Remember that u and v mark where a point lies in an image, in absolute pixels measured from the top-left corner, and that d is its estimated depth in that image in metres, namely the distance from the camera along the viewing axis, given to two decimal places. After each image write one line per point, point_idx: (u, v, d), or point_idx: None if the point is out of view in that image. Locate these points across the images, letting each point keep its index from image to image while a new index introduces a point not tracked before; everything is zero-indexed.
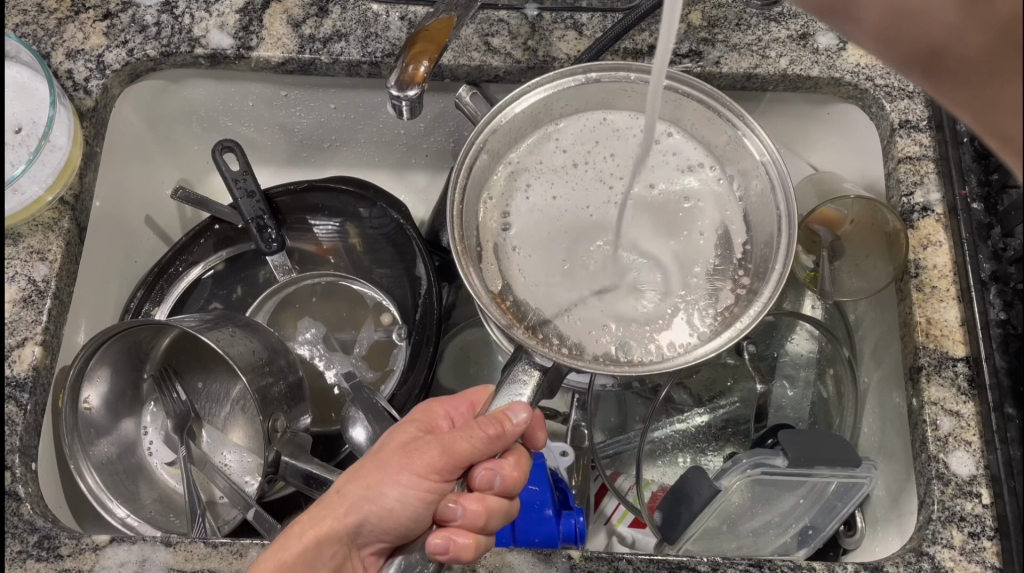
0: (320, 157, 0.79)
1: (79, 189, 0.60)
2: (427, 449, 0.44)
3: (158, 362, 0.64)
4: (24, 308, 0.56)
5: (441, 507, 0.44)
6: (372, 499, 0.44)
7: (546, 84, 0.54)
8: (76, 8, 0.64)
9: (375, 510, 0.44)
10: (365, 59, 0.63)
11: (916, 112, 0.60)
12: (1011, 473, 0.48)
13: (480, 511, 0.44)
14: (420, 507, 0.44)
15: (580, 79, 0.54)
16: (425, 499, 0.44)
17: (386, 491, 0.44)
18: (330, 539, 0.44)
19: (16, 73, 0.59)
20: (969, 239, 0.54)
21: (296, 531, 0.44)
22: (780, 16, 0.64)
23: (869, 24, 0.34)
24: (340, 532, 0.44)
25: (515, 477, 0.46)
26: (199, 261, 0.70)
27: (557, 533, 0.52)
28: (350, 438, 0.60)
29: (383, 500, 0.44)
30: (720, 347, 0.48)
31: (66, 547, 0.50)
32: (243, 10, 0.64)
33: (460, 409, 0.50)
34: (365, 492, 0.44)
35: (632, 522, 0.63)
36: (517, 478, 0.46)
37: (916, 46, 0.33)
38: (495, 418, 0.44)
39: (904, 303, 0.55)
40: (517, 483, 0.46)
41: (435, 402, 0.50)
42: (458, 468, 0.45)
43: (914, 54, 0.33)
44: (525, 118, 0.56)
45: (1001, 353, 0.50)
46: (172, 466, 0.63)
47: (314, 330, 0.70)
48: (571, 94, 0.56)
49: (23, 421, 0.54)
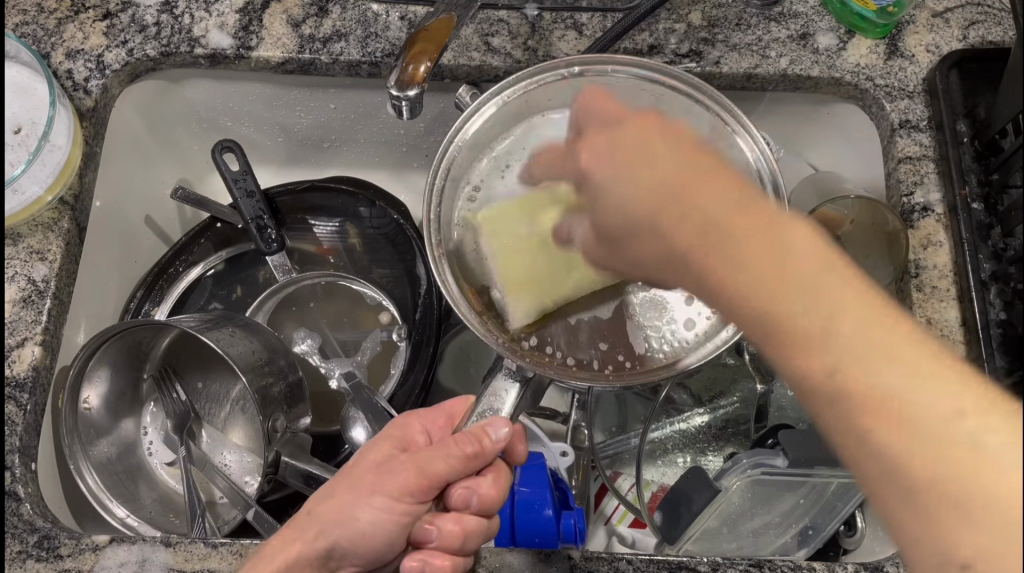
0: (320, 157, 0.79)
1: (79, 190, 0.60)
2: (401, 470, 0.44)
3: (158, 362, 0.64)
4: (24, 308, 0.56)
5: (416, 528, 0.45)
6: (347, 522, 0.44)
7: (525, 77, 0.53)
8: (76, 8, 0.64)
9: (348, 531, 0.44)
10: (365, 60, 0.63)
11: (916, 112, 0.60)
12: None
13: (457, 531, 0.44)
14: (394, 529, 0.44)
15: (562, 72, 0.54)
16: (399, 521, 0.44)
17: (359, 513, 0.44)
18: (303, 560, 0.44)
19: (16, 73, 0.59)
20: (970, 239, 0.54)
21: (270, 550, 0.45)
22: (781, 16, 0.63)
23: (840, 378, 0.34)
24: (312, 554, 0.44)
25: (493, 496, 0.45)
26: (199, 261, 0.70)
27: (557, 533, 0.51)
28: (350, 438, 0.62)
29: (354, 522, 0.44)
30: (706, 356, 0.48)
31: (66, 547, 0.50)
32: (243, 10, 0.64)
33: (438, 423, 0.49)
34: (340, 513, 0.44)
35: (633, 523, 0.63)
36: (495, 496, 0.45)
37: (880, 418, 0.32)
38: (472, 435, 0.44)
39: (904, 303, 0.55)
40: (495, 504, 0.46)
41: (412, 416, 0.49)
42: (433, 489, 0.44)
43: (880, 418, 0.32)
44: (508, 111, 0.55)
45: (1002, 353, 0.50)
46: (172, 466, 0.63)
47: (310, 341, 0.69)
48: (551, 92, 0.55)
49: (23, 421, 0.54)
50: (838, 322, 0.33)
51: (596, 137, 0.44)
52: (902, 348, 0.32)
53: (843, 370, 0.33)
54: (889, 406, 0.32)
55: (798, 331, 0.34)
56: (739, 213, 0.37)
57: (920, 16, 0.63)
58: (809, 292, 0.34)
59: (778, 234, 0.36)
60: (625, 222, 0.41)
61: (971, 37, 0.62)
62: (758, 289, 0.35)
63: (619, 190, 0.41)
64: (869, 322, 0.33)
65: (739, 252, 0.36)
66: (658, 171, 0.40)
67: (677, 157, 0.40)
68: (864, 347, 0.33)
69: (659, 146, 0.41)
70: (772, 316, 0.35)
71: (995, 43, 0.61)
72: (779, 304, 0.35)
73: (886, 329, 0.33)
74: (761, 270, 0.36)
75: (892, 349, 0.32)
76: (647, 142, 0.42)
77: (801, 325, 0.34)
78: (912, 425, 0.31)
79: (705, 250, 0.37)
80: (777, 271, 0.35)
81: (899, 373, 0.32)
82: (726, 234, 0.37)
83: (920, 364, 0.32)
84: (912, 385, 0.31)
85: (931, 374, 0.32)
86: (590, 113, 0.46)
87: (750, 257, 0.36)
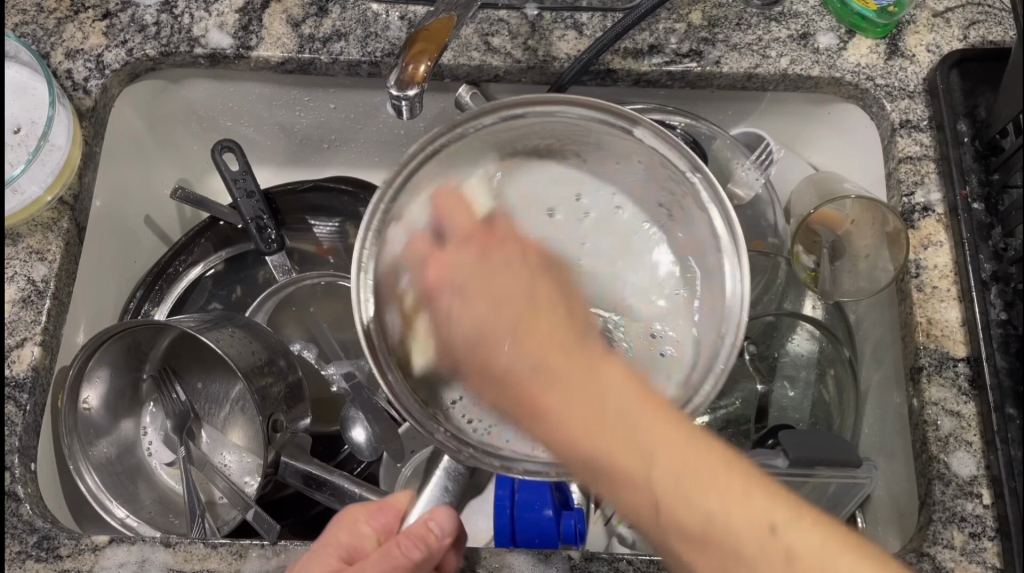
0: (319, 157, 0.78)
1: (79, 189, 0.60)
2: None
3: (158, 362, 0.64)
4: (24, 307, 0.56)
5: None
6: None
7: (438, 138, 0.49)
8: (76, 8, 0.64)
9: None
10: (365, 59, 0.63)
11: (917, 113, 0.60)
12: (1011, 473, 0.47)
13: None
14: None
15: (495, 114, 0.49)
16: None
17: None
18: None
19: (16, 73, 0.59)
20: (970, 239, 0.54)
21: None
22: (781, 16, 0.63)
23: (663, 465, 0.38)
24: None
25: None
26: (199, 261, 0.70)
27: (557, 533, 0.53)
28: (350, 438, 0.64)
29: None
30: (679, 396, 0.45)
31: (66, 548, 0.49)
32: (243, 10, 0.64)
33: (382, 520, 0.47)
34: None
35: (633, 523, 0.62)
36: None
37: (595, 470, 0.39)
38: (419, 536, 0.44)
39: (904, 303, 0.55)
40: None
41: (351, 514, 0.47)
42: None
43: (688, 525, 0.37)
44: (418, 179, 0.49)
45: (1002, 353, 0.50)
46: (172, 466, 0.63)
47: (309, 351, 0.68)
48: (502, 135, 0.51)
49: (23, 421, 0.53)
50: (658, 459, 0.38)
51: (449, 249, 0.45)
52: (731, 482, 0.37)
53: (726, 523, 0.36)
54: (749, 539, 0.36)
55: (639, 482, 0.38)
56: (614, 382, 0.41)
57: (921, 16, 0.63)
58: (652, 449, 0.38)
59: (599, 386, 0.40)
60: (467, 341, 0.43)
61: (972, 37, 0.62)
62: (591, 438, 0.39)
63: (473, 304, 0.43)
64: (636, 406, 0.40)
65: (570, 388, 0.40)
66: (512, 300, 0.43)
67: (530, 285, 0.43)
68: (720, 479, 0.37)
69: (501, 274, 0.44)
70: (601, 469, 0.39)
71: (995, 43, 0.61)
72: (616, 439, 0.39)
73: (731, 470, 0.38)
74: (656, 467, 0.38)
75: (714, 518, 0.37)
76: (488, 265, 0.44)
77: (640, 489, 0.38)
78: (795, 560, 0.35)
79: (590, 426, 0.39)
80: (538, 306, 0.43)
81: (736, 506, 0.37)
82: (543, 345, 0.41)
83: (717, 467, 0.38)
84: (726, 515, 0.37)
85: (746, 504, 0.37)
86: (450, 218, 0.46)
87: (683, 476, 0.38)
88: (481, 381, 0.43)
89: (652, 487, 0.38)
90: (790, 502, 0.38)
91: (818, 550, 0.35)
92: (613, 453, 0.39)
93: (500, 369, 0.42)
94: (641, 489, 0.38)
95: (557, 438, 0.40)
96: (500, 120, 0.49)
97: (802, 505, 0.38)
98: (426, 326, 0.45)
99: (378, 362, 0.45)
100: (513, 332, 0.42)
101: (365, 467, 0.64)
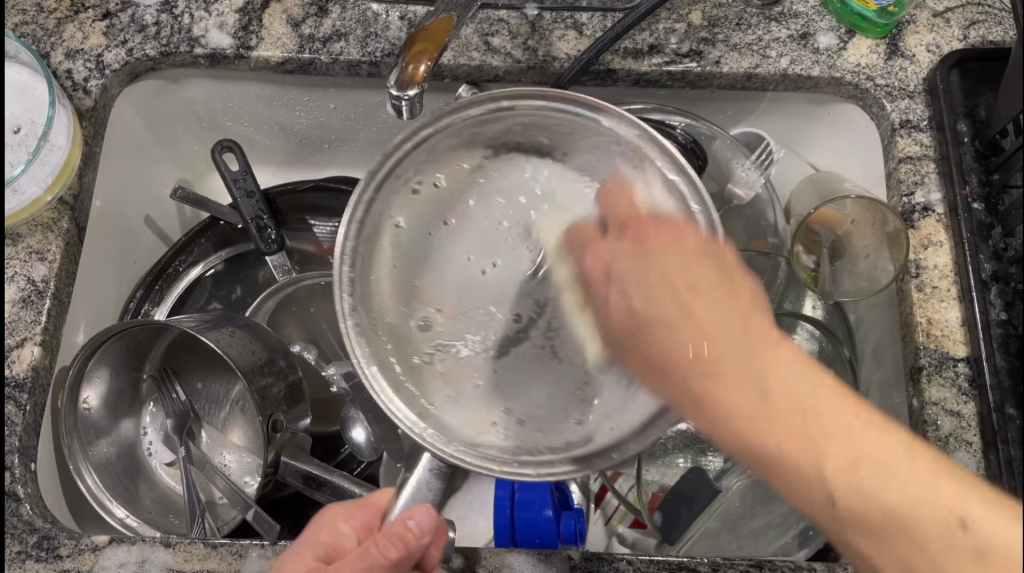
0: (319, 157, 0.78)
1: (79, 189, 0.60)
2: None
3: (158, 362, 0.64)
4: (24, 307, 0.56)
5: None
6: None
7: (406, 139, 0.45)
8: (76, 8, 0.64)
9: None
10: (365, 59, 0.63)
11: (917, 113, 0.60)
12: (1011, 473, 0.47)
13: None
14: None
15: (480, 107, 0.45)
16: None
17: None
18: None
19: (16, 73, 0.59)
20: (970, 239, 0.54)
21: None
22: (781, 16, 0.63)
23: (827, 458, 0.39)
24: None
25: None
26: (199, 261, 0.70)
27: (557, 533, 0.53)
28: (350, 438, 0.64)
29: None
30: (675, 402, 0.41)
31: (66, 548, 0.49)
32: (243, 10, 0.64)
33: (363, 520, 0.46)
34: None
35: (633, 523, 0.62)
36: None
37: (794, 446, 0.40)
38: (396, 536, 0.42)
39: (904, 303, 0.55)
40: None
41: (335, 512, 0.47)
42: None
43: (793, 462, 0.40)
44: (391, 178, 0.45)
45: (1002, 353, 0.50)
46: (172, 466, 0.63)
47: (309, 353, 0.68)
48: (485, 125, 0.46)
49: (23, 421, 0.54)
50: (861, 448, 0.39)
51: (632, 231, 0.43)
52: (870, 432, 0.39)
53: (867, 486, 0.38)
54: (874, 461, 0.38)
55: (824, 446, 0.39)
56: (748, 363, 0.42)
57: (921, 16, 0.63)
58: (781, 389, 0.41)
59: (784, 367, 0.42)
60: (627, 323, 0.43)
61: (972, 37, 0.62)
62: (744, 394, 0.42)
63: (638, 291, 0.43)
64: (812, 377, 0.41)
65: (677, 327, 0.43)
66: (657, 271, 0.43)
67: (686, 255, 0.43)
68: (890, 448, 0.39)
69: (676, 258, 0.43)
70: (762, 456, 0.41)
71: (995, 43, 0.61)
72: (744, 407, 0.41)
73: (857, 414, 0.40)
74: (843, 438, 0.39)
75: (861, 452, 0.39)
76: (658, 255, 0.43)
77: (770, 448, 0.41)
78: (925, 517, 0.37)
79: (729, 386, 0.42)
80: (690, 277, 0.43)
81: (878, 443, 0.39)
82: (670, 295, 0.44)
83: (884, 433, 0.39)
84: (870, 465, 0.38)
85: (889, 481, 0.38)
86: (619, 213, 0.44)
87: (778, 393, 0.41)
88: (642, 368, 0.42)
89: (825, 462, 0.39)
90: (936, 478, 0.38)
91: (923, 479, 0.38)
92: (781, 414, 0.41)
93: (618, 293, 0.43)
94: (791, 443, 0.40)
95: (673, 369, 0.42)
96: (486, 112, 0.45)
97: (925, 450, 0.39)
98: (605, 301, 0.44)
99: (356, 356, 0.43)
100: (672, 317, 0.43)
101: (365, 466, 0.64)
